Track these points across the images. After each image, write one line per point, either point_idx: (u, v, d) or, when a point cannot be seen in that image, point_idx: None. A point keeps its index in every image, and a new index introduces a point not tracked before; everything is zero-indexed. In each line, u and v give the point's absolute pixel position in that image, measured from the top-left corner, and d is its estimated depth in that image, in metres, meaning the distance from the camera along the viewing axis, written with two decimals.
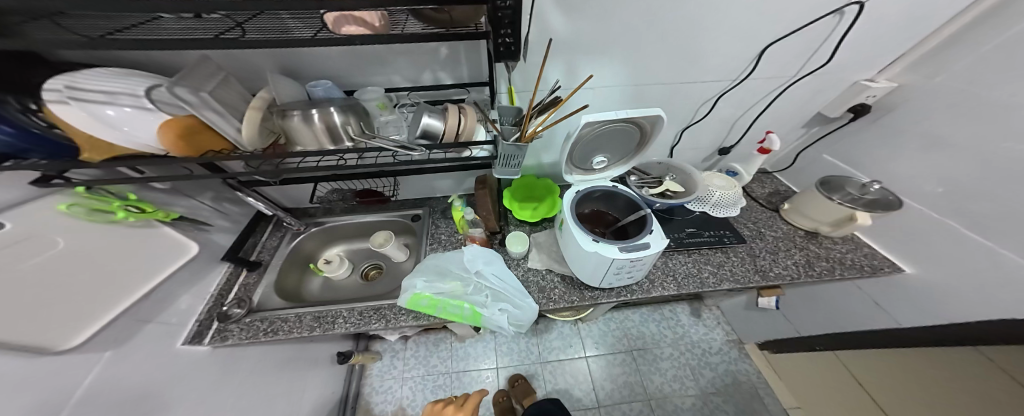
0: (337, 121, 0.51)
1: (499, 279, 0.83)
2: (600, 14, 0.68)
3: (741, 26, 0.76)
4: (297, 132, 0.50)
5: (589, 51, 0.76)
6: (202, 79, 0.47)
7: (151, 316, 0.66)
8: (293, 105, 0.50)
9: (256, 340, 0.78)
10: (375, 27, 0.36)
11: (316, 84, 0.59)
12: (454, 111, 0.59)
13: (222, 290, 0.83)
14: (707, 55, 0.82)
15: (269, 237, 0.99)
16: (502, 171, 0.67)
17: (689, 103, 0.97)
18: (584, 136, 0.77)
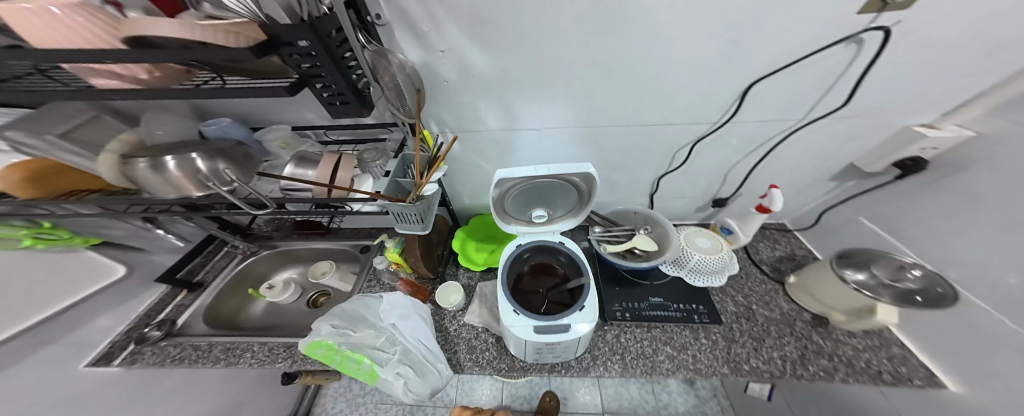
0: (201, 167, 0.50)
1: (411, 337, 0.74)
2: (524, 48, 0.56)
3: (706, 60, 0.59)
4: (146, 180, 0.49)
5: (523, 89, 0.64)
6: (52, 124, 0.49)
7: (54, 338, 0.66)
8: (151, 152, 0.49)
9: (162, 367, 0.74)
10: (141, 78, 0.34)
11: (213, 122, 0.60)
12: (333, 160, 0.53)
13: (151, 310, 0.85)
14: (674, 92, 0.66)
15: (220, 258, 1.00)
16: (403, 228, 0.59)
17: (659, 147, 0.80)
18: (512, 191, 0.64)
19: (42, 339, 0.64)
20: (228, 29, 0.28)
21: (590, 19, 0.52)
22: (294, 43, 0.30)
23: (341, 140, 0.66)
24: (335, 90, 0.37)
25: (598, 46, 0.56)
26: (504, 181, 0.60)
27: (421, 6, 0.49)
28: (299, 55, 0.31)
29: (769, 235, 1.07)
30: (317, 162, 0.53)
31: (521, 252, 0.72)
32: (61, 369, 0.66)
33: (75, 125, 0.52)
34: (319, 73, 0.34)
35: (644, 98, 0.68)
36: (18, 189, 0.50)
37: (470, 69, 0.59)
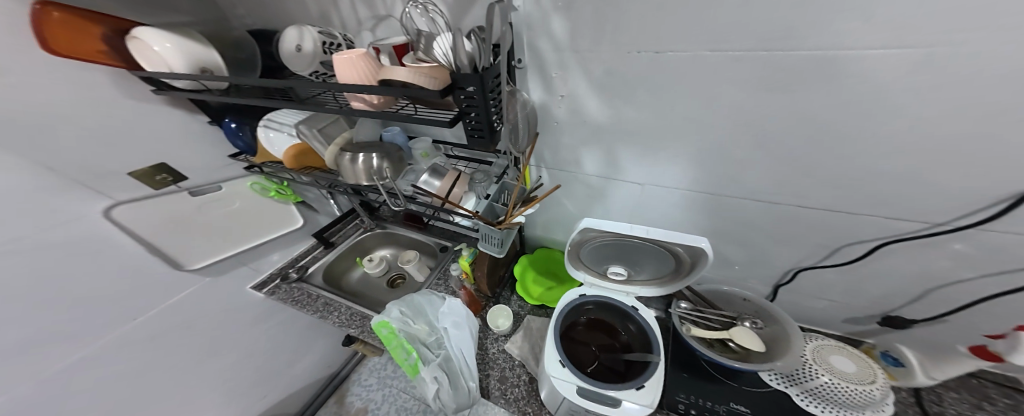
0: (374, 165, 0.66)
1: (457, 348, 0.77)
2: (648, 101, 0.45)
3: (935, 139, 0.33)
4: (344, 168, 0.66)
5: (632, 143, 0.52)
6: (325, 119, 0.72)
7: (248, 261, 0.92)
8: (353, 148, 0.67)
9: (286, 304, 0.95)
10: (373, 104, 0.46)
11: (389, 129, 0.75)
12: (452, 178, 0.61)
13: (301, 255, 1.08)
14: (869, 176, 0.40)
15: (348, 226, 1.20)
16: (484, 246, 0.62)
17: (811, 245, 0.52)
18: (595, 242, 0.57)
19: (240, 260, 0.89)
20: (425, 71, 0.38)
21: (764, 83, 0.36)
22: (464, 87, 0.38)
23: (460, 156, 0.78)
24: (477, 124, 0.41)
25: (771, 119, 0.40)
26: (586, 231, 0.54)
27: (557, 55, 0.47)
28: (464, 96, 0.39)
29: (976, 386, 0.57)
30: (443, 173, 0.62)
31: (585, 302, 0.66)
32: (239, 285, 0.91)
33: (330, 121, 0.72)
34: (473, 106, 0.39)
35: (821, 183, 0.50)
36: (289, 161, 0.70)
37: (585, 118, 0.53)
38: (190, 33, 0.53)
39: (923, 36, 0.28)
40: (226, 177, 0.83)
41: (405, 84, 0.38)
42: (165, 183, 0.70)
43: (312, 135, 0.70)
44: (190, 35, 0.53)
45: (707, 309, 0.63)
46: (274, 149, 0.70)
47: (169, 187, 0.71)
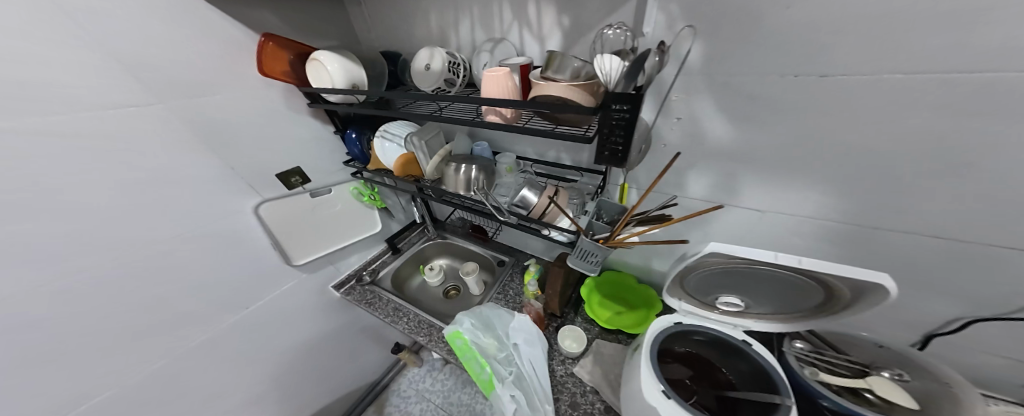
0: (472, 175, 0.71)
1: (531, 365, 0.75)
2: (785, 121, 0.44)
3: None
4: (450, 179, 0.73)
5: (754, 164, 0.51)
6: (428, 132, 0.81)
7: (332, 261, 1.00)
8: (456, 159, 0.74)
9: (360, 305, 1.00)
10: (508, 118, 0.52)
11: (478, 144, 0.83)
12: (551, 193, 0.63)
13: (372, 259, 1.14)
14: None
15: (413, 233, 1.25)
16: (577, 263, 0.60)
17: (976, 285, 0.45)
18: (714, 266, 0.49)
19: (327, 259, 0.97)
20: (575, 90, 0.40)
21: (940, 105, 0.35)
22: (614, 106, 0.38)
23: (543, 173, 0.81)
24: (614, 143, 0.42)
25: (949, 143, 0.36)
26: (713, 255, 0.46)
27: (682, 78, 0.49)
28: (612, 117, 0.39)
29: None
30: (540, 189, 0.65)
31: (693, 333, 0.59)
32: (322, 281, 0.98)
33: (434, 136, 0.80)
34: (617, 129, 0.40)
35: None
36: (399, 169, 0.79)
37: (703, 138, 0.52)
38: (349, 56, 0.67)
39: None
40: (334, 182, 0.93)
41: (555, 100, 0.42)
42: (295, 186, 0.81)
43: (417, 145, 0.77)
44: (349, 58, 0.67)
45: (829, 353, 0.55)
46: (386, 157, 0.80)
47: (299, 189, 0.82)
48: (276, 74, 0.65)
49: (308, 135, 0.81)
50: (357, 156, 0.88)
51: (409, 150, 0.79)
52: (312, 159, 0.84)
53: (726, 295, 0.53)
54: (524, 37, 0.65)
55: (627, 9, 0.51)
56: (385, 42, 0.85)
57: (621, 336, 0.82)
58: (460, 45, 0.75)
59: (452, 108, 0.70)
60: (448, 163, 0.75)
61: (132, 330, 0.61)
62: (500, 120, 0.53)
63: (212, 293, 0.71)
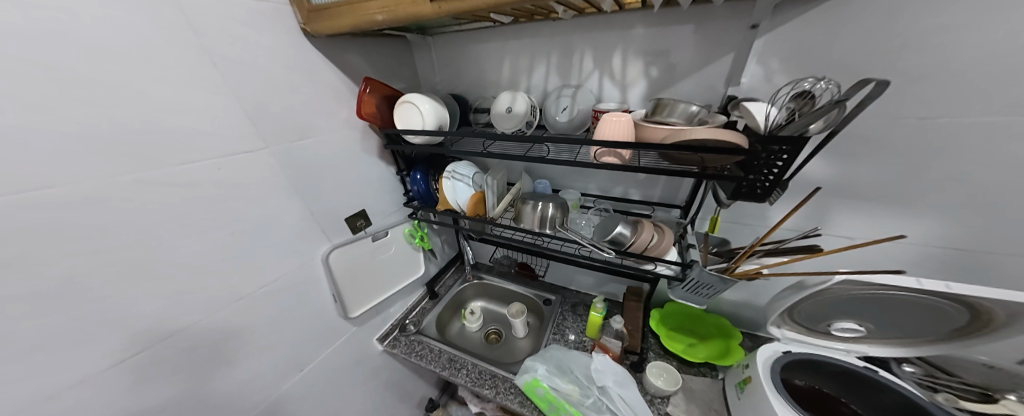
0: (550, 212, 0.69)
1: (628, 409, 0.68)
2: (875, 152, 0.53)
3: None
4: (527, 215, 0.70)
5: (843, 194, 0.59)
6: (498, 170, 0.80)
7: (378, 309, 0.91)
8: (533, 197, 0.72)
9: (409, 359, 0.90)
10: (625, 159, 0.54)
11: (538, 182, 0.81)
12: (648, 227, 0.62)
13: (411, 306, 1.04)
14: None
15: (449, 276, 1.17)
16: (683, 295, 0.62)
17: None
18: (834, 294, 0.51)
19: (375, 308, 0.89)
20: (698, 137, 0.45)
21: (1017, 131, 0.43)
22: (771, 146, 0.42)
23: (613, 209, 0.78)
24: (758, 182, 0.46)
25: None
26: (842, 282, 0.48)
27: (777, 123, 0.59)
28: (766, 155, 0.43)
29: None
30: (633, 224, 0.63)
31: (804, 360, 0.58)
32: (367, 333, 0.88)
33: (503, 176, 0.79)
34: (765, 170, 0.45)
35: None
36: (471, 208, 0.76)
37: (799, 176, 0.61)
38: (434, 99, 0.70)
39: None
40: (389, 225, 0.89)
41: (707, 142, 0.44)
42: (359, 230, 0.79)
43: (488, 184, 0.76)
44: (433, 100, 0.69)
45: (944, 376, 0.54)
46: (456, 199, 0.79)
47: (360, 234, 0.79)
48: (368, 116, 0.67)
49: (375, 176, 0.80)
50: (420, 197, 0.86)
51: (479, 190, 0.79)
52: (376, 199, 0.82)
53: (842, 321, 0.54)
54: (603, 83, 0.69)
55: (721, 61, 0.59)
56: (449, 85, 0.87)
57: (713, 370, 0.75)
58: (531, 89, 0.78)
59: (535, 147, 0.71)
60: (524, 201, 0.72)
61: (181, 402, 0.51)
62: (616, 160, 0.54)
63: (268, 350, 0.63)
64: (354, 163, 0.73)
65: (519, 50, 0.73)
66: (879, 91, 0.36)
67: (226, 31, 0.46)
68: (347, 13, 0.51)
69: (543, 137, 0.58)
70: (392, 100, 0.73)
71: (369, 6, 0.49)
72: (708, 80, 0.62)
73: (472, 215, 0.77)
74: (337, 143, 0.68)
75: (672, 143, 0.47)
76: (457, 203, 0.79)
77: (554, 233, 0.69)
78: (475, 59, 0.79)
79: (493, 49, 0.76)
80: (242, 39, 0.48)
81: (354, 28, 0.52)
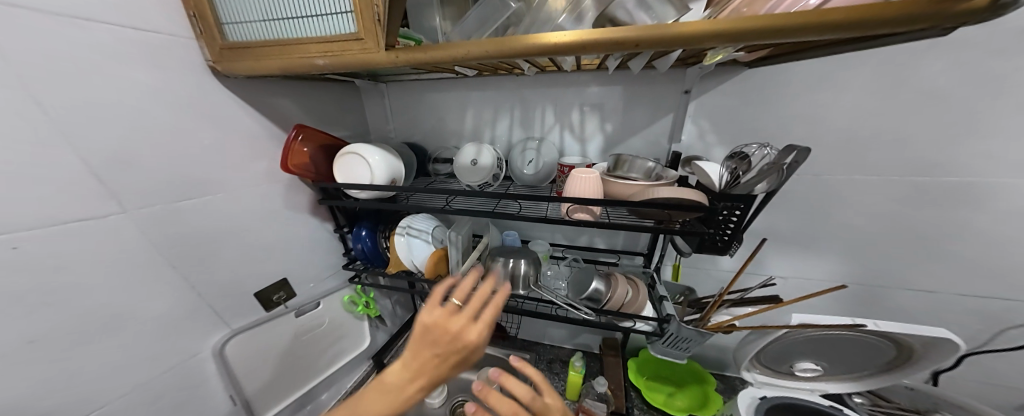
0: (522, 270, 0.64)
1: None
2: (784, 201, 0.65)
3: (987, 218, 0.56)
4: (497, 275, 0.65)
5: (771, 236, 0.69)
6: (462, 223, 0.73)
7: (304, 402, 0.71)
8: (501, 253, 0.67)
9: None
10: (596, 215, 0.52)
11: (507, 233, 0.76)
12: (623, 281, 0.60)
13: (352, 389, 0.83)
14: (944, 246, 0.60)
15: (402, 343, 0.99)
16: (663, 351, 0.59)
17: (924, 302, 0.65)
18: (793, 337, 0.54)
19: (300, 402, 0.69)
20: (671, 196, 0.45)
21: None
22: (728, 204, 0.43)
23: (582, 259, 0.76)
24: (721, 237, 0.47)
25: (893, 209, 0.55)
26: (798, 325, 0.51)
27: None
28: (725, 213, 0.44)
29: None
30: (607, 278, 0.61)
31: (782, 405, 0.57)
32: None
33: (468, 230, 0.72)
34: (725, 225, 0.46)
35: (940, 258, 0.61)
36: (429, 267, 0.67)
37: None
38: (388, 149, 0.63)
39: (959, 156, 0.53)
40: (326, 291, 0.75)
41: (670, 200, 0.45)
42: (276, 304, 0.63)
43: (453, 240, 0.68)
44: (387, 151, 0.63)
45: (885, 403, 0.60)
46: (411, 258, 0.69)
47: (279, 308, 0.64)
48: (295, 167, 0.57)
49: (302, 234, 0.67)
50: (367, 258, 0.73)
51: (440, 247, 0.71)
52: (302, 261, 0.68)
53: (802, 361, 0.57)
54: (564, 136, 0.71)
55: (664, 121, 0.66)
56: (401, 133, 0.81)
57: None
58: (493, 139, 0.76)
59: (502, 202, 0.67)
60: (492, 259, 0.66)
61: None
62: (588, 217, 0.53)
63: None
64: (274, 220, 0.60)
65: (478, 102, 0.72)
66: (806, 155, 0.39)
67: (75, 64, 0.34)
68: (277, 55, 0.43)
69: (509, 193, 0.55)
70: (331, 149, 0.64)
71: (305, 48, 0.42)
72: (656, 138, 0.68)
73: (430, 276, 0.67)
74: (250, 199, 0.55)
75: (642, 200, 0.47)
76: (413, 262, 0.69)
77: (526, 292, 0.64)
78: (430, 109, 0.76)
79: (450, 99, 0.74)
80: (104, 74, 0.37)
81: (287, 71, 0.44)
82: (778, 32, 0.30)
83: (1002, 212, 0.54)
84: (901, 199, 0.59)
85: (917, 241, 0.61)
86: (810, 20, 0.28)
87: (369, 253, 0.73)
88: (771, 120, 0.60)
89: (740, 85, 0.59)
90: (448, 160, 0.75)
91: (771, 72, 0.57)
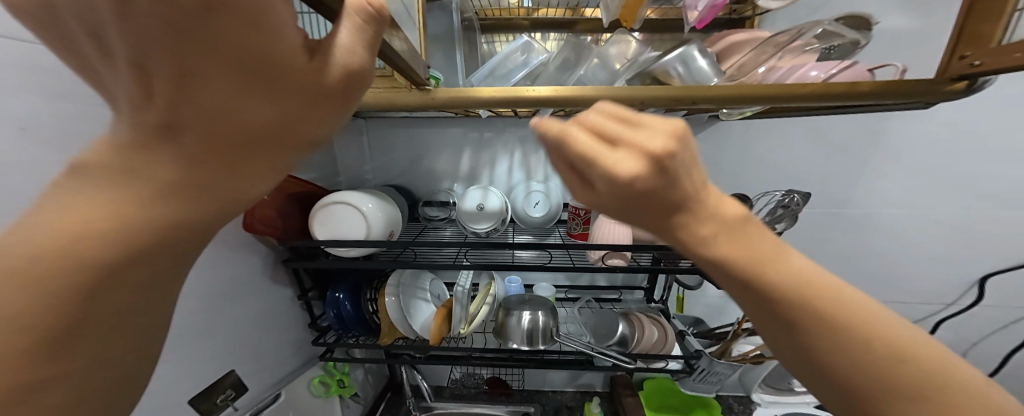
0: (540, 322, 0.59)
1: None
2: None
3: (891, 239, 0.71)
4: (514, 330, 0.59)
5: None
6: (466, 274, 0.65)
7: None
8: (515, 304, 0.62)
9: None
10: (623, 261, 0.52)
11: (511, 279, 0.71)
12: (646, 321, 0.60)
13: None
14: (868, 263, 0.74)
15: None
16: (692, 386, 0.60)
17: None
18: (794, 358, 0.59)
19: None
20: None
21: None
22: None
23: (588, 298, 0.74)
24: None
25: None
26: None
27: None
28: None
29: None
30: (628, 319, 0.60)
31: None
32: None
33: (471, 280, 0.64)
34: None
35: (866, 272, 0.75)
36: (436, 332, 0.57)
37: None
38: (381, 194, 0.53)
39: (868, 191, 0.68)
40: (284, 377, 0.58)
41: None
42: (217, 409, 0.46)
43: (460, 296, 0.60)
44: (382, 197, 0.52)
45: None
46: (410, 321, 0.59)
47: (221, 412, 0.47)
48: (264, 227, 0.45)
49: (245, 312, 0.50)
50: (346, 329, 0.60)
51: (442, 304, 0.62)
52: (245, 349, 0.50)
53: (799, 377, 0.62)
54: (563, 177, 0.71)
55: None
56: (380, 174, 0.71)
57: None
58: (490, 180, 0.72)
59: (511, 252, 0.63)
60: (507, 313, 0.60)
61: None
62: (615, 264, 0.52)
63: None
64: (208, 301, 0.44)
65: (473, 142, 0.69)
66: (806, 198, 0.46)
67: None
68: None
69: (531, 244, 0.51)
70: (308, 198, 0.52)
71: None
72: None
73: (435, 342, 0.57)
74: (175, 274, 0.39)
75: (673, 245, 0.48)
76: (412, 325, 0.60)
77: (547, 346, 0.59)
78: (416, 148, 0.69)
79: (441, 139, 0.68)
80: None
81: None
82: (814, 97, 0.32)
83: (900, 233, 0.70)
84: (835, 227, 0.72)
85: (848, 260, 0.74)
86: (848, 92, 0.31)
87: (346, 323, 0.59)
88: (739, 163, 0.69)
89: (714, 133, 0.68)
90: (443, 203, 0.67)
91: (736, 124, 0.66)
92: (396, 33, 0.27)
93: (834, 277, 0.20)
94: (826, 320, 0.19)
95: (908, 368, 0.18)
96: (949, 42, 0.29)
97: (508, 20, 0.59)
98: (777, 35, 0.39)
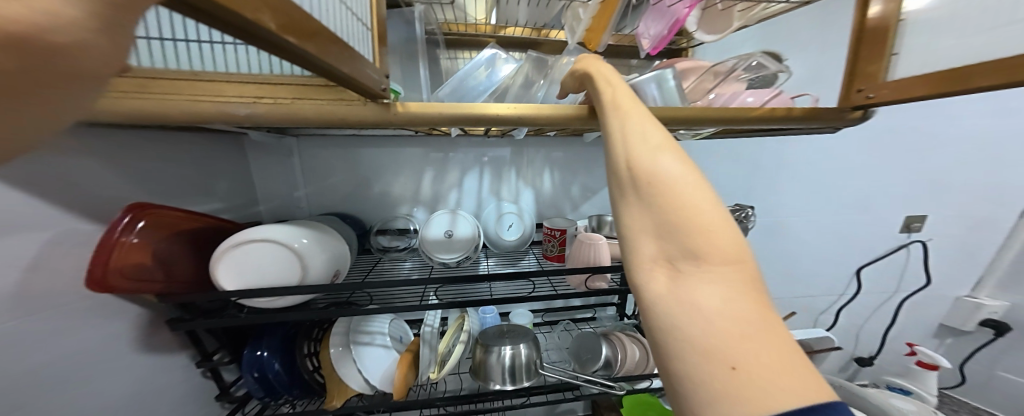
0: (522, 355, 0.54)
1: None
2: None
3: None
4: (493, 369, 0.52)
5: None
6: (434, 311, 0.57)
7: None
8: (493, 339, 0.56)
9: None
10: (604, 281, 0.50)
11: (485, 310, 0.65)
12: (628, 339, 0.59)
13: None
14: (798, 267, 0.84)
15: None
16: None
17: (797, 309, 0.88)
18: None
19: None
20: None
21: None
22: None
23: (564, 321, 0.71)
24: None
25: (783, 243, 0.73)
26: None
27: None
28: None
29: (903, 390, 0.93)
30: (610, 340, 0.59)
31: None
32: None
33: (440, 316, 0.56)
34: None
35: None
36: (401, 386, 0.48)
37: None
38: (320, 226, 0.43)
39: None
40: None
41: None
42: None
43: (429, 337, 0.52)
44: (320, 228, 0.42)
45: None
46: (368, 376, 0.49)
47: None
48: (121, 281, 0.31)
49: (112, 398, 0.35)
50: (275, 399, 0.47)
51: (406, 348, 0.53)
52: None
53: None
54: (532, 196, 0.69)
55: None
56: (321, 201, 0.61)
57: None
58: (454, 202, 0.67)
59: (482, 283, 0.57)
60: (484, 350, 0.54)
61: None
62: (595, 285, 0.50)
63: None
64: (46, 394, 0.30)
65: (433, 161, 0.63)
66: (747, 213, 0.50)
67: None
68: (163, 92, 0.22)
69: (510, 273, 0.46)
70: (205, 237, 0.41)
71: (205, 85, 0.23)
72: None
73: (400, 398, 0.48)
74: None
75: None
76: (368, 380, 0.49)
77: (531, 381, 0.54)
78: (367, 170, 0.61)
79: (397, 159, 0.61)
80: None
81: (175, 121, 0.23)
82: (776, 120, 0.34)
83: None
84: None
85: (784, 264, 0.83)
86: (799, 115, 0.33)
87: (273, 391, 0.46)
88: None
89: None
90: (401, 232, 0.59)
91: None
92: (351, 53, 0.21)
93: (630, 100, 0.26)
94: (621, 115, 0.25)
95: (675, 156, 0.21)
96: (844, 78, 0.34)
97: (473, 36, 0.58)
98: (718, 64, 0.39)
